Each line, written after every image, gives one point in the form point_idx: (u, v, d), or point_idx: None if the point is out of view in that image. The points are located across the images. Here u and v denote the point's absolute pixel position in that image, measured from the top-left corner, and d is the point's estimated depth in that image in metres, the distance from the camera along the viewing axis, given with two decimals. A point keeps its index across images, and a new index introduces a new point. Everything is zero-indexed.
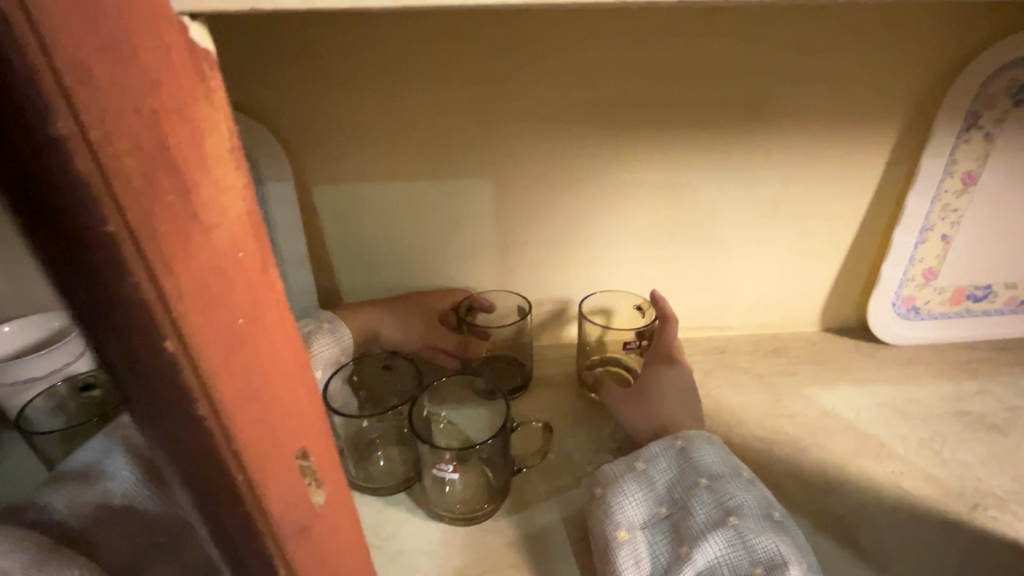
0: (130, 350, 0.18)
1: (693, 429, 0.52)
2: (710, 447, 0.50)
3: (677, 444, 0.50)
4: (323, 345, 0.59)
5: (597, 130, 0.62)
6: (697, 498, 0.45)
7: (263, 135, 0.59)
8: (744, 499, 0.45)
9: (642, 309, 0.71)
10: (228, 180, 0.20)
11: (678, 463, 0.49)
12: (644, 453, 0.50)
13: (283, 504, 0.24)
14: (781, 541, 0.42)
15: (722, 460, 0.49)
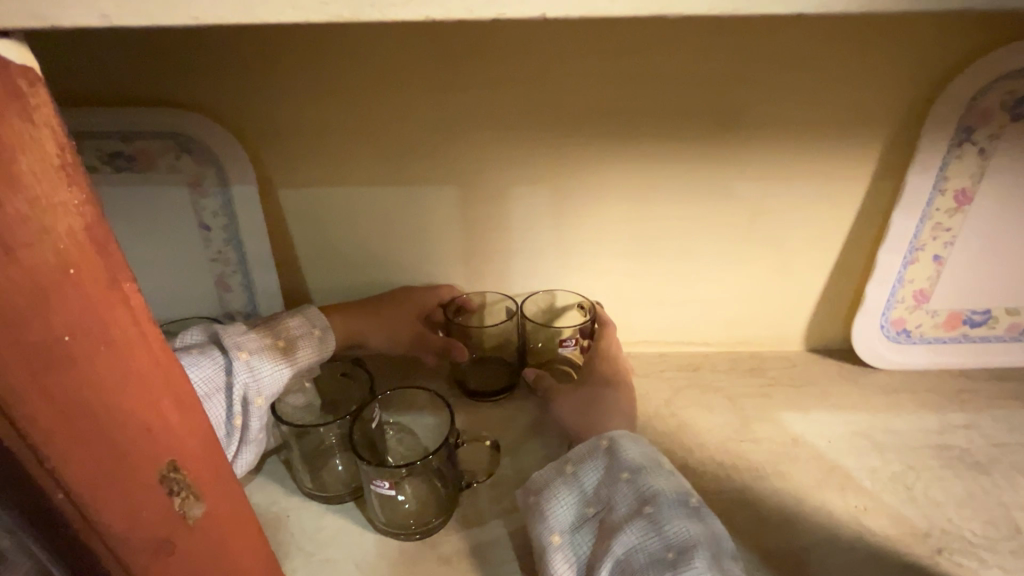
0: None
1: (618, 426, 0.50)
2: (635, 441, 0.48)
3: (602, 442, 0.48)
4: (306, 351, 0.58)
5: (566, 141, 0.60)
6: (619, 492, 0.44)
7: (225, 138, 0.59)
8: (662, 489, 0.43)
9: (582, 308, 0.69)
10: (54, 196, 0.20)
11: (602, 460, 0.47)
12: (572, 456, 0.48)
13: (120, 514, 0.25)
14: (695, 526, 0.41)
15: (647, 453, 0.47)
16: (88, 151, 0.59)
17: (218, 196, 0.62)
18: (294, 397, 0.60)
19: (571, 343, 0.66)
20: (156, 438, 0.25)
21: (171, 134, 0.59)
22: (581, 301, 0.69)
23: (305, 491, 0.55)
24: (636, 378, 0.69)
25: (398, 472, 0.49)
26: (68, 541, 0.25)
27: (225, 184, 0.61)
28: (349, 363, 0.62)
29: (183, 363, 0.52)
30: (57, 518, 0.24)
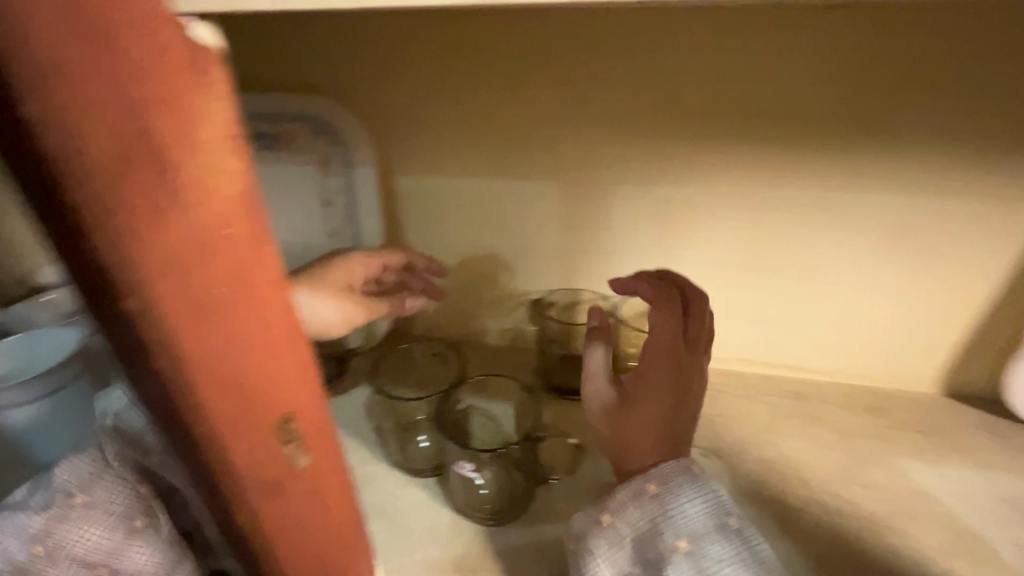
0: (104, 305, 0.22)
1: (667, 463, 0.45)
2: (693, 491, 0.43)
3: (652, 491, 0.43)
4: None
5: (683, 140, 0.57)
6: (674, 566, 0.40)
7: (355, 124, 0.64)
8: (728, 567, 0.40)
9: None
10: (219, 162, 0.22)
11: (652, 516, 0.42)
12: (613, 503, 0.44)
13: (245, 451, 0.27)
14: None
15: (707, 509, 0.42)
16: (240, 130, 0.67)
17: (342, 176, 0.67)
18: (392, 368, 0.64)
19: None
20: (276, 388, 0.27)
21: (309, 117, 0.65)
22: None
23: (389, 458, 0.58)
24: (734, 399, 0.65)
25: (479, 455, 0.50)
26: (198, 479, 0.28)
27: (349, 166, 0.66)
28: (443, 343, 0.65)
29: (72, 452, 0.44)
30: (193, 457, 0.27)
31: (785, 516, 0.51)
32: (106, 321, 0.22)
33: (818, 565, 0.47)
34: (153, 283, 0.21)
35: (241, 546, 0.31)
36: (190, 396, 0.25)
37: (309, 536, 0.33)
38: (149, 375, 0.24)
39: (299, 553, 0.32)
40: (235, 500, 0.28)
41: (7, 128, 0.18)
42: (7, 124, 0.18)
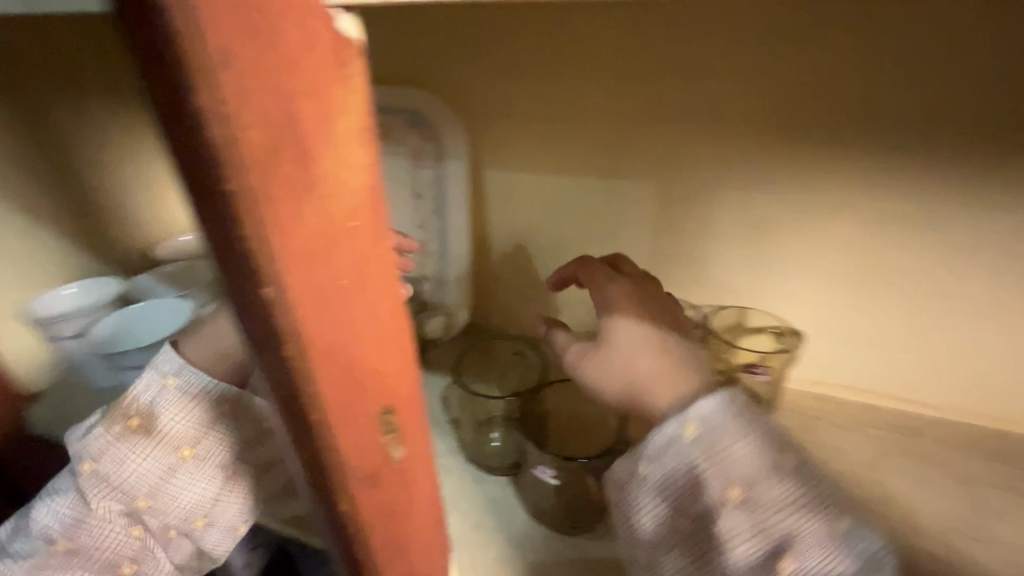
0: (242, 294, 0.22)
1: (705, 402, 0.39)
2: (740, 431, 0.38)
3: (692, 436, 0.39)
4: (180, 410, 0.45)
5: (799, 145, 0.53)
6: (727, 521, 0.36)
7: (450, 117, 0.64)
8: (790, 513, 0.36)
9: (780, 335, 0.61)
10: (350, 155, 0.22)
11: (695, 466, 0.38)
12: (646, 452, 0.40)
13: (351, 442, 0.27)
14: (837, 553, 0.35)
15: (759, 449, 0.38)
16: None
17: (431, 170, 0.66)
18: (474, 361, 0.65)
19: (764, 372, 0.59)
20: (381, 380, 0.28)
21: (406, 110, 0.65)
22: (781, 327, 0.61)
23: (464, 451, 0.59)
24: (830, 427, 0.60)
25: (561, 464, 0.49)
26: (307, 467, 0.28)
27: (441, 158, 0.66)
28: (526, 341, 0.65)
29: (63, 485, 0.48)
30: (306, 446, 0.27)
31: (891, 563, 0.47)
32: (242, 309, 0.22)
33: None
34: (288, 274, 0.21)
35: (340, 534, 0.31)
36: (311, 388, 0.25)
37: (398, 527, 0.33)
38: (273, 364, 0.24)
39: (391, 544, 0.33)
40: (341, 491, 0.29)
41: (169, 112, 0.17)
42: (173, 111, 0.17)
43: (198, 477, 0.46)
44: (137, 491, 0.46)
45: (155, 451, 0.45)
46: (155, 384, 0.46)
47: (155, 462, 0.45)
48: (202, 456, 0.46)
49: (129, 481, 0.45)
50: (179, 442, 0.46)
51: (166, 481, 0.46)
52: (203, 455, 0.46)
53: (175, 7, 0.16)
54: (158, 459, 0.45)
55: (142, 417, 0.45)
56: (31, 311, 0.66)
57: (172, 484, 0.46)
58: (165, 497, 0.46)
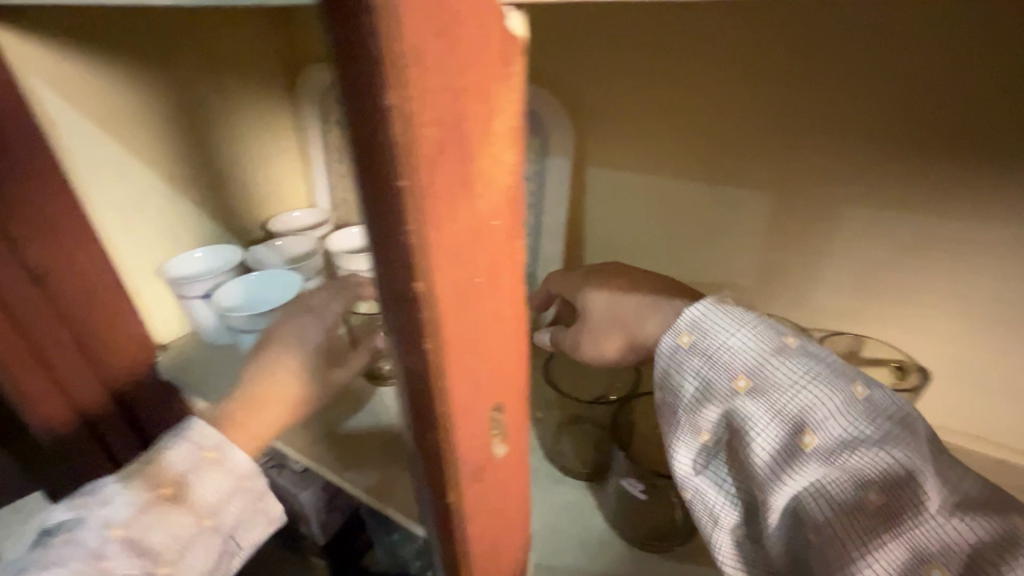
0: (393, 286, 0.22)
1: (690, 309, 0.42)
2: (730, 324, 0.40)
3: (688, 344, 0.41)
4: (215, 478, 0.44)
5: (944, 164, 0.47)
6: (744, 411, 0.37)
7: (559, 113, 0.63)
8: (800, 387, 0.36)
9: (900, 369, 0.55)
10: (502, 154, 0.22)
11: (697, 370, 0.40)
12: (659, 375, 0.43)
13: (466, 437, 0.28)
14: (857, 418, 0.34)
15: (754, 335, 0.39)
16: None
17: (534, 165, 0.65)
18: (561, 359, 0.63)
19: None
20: (498, 376, 0.28)
21: None
22: (902, 361, 0.54)
23: (545, 450, 0.58)
24: None
25: (651, 479, 0.47)
26: (421, 460, 0.29)
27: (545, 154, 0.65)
28: None
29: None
30: (425, 440, 0.27)
31: None
32: (389, 301, 0.23)
33: None
34: (438, 270, 0.21)
35: (442, 528, 0.32)
36: (439, 384, 0.25)
37: (492, 522, 0.33)
38: (408, 358, 0.24)
39: (485, 539, 0.33)
40: (450, 488, 0.29)
41: (358, 108, 0.18)
42: (362, 107, 0.18)
43: (211, 555, 0.42)
44: (154, 560, 0.39)
45: (183, 518, 0.41)
46: (192, 454, 0.44)
47: (174, 534, 0.41)
48: (222, 528, 0.44)
49: (136, 559, 0.39)
50: (201, 513, 0.43)
51: (186, 550, 0.41)
52: (224, 525, 0.44)
53: (381, 3, 0.16)
54: (180, 530, 0.41)
55: (175, 484, 0.42)
56: (163, 270, 0.73)
57: (197, 551, 0.42)
58: (186, 565, 0.41)
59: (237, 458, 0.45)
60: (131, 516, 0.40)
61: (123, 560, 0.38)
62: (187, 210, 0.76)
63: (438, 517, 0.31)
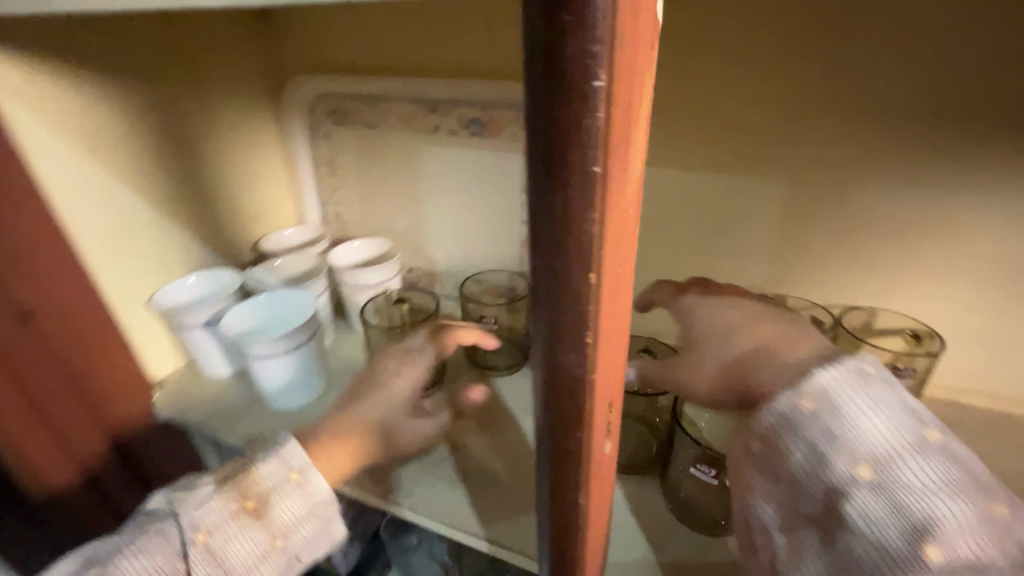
0: (562, 283, 0.21)
1: (823, 373, 0.38)
2: (866, 404, 0.36)
3: (810, 409, 0.37)
4: (295, 501, 0.42)
5: (945, 141, 0.51)
6: (857, 497, 0.34)
7: None
8: (934, 493, 0.33)
9: (916, 337, 0.59)
10: (643, 140, 0.22)
11: (814, 440, 0.36)
12: (761, 427, 0.39)
13: (602, 434, 0.27)
14: (985, 539, 0.32)
15: (891, 424, 0.36)
16: (454, 116, 0.71)
17: None
18: None
19: (908, 374, 0.57)
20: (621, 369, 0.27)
21: None
22: (918, 329, 0.58)
23: None
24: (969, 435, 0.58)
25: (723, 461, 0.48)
26: (548, 467, 0.28)
27: None
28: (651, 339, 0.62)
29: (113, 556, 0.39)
30: (559, 447, 0.26)
31: None
32: (550, 300, 0.21)
33: None
34: (612, 261, 0.21)
35: (561, 534, 0.31)
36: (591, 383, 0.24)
37: (601, 522, 0.32)
38: (561, 359, 0.23)
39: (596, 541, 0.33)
40: (580, 493, 0.28)
41: (553, 95, 0.17)
42: (567, 93, 0.17)
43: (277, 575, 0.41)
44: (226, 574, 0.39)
45: (258, 538, 0.41)
46: (280, 471, 0.43)
47: (247, 550, 0.40)
48: (292, 551, 0.42)
49: (207, 569, 0.39)
50: (275, 534, 0.41)
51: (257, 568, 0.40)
52: (296, 550, 0.42)
53: None
54: (254, 547, 0.40)
55: (256, 500, 0.41)
56: (156, 303, 0.67)
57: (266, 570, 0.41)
58: None
59: (318, 486, 0.43)
60: (208, 528, 0.40)
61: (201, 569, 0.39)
62: (174, 234, 0.71)
63: (558, 524, 0.30)
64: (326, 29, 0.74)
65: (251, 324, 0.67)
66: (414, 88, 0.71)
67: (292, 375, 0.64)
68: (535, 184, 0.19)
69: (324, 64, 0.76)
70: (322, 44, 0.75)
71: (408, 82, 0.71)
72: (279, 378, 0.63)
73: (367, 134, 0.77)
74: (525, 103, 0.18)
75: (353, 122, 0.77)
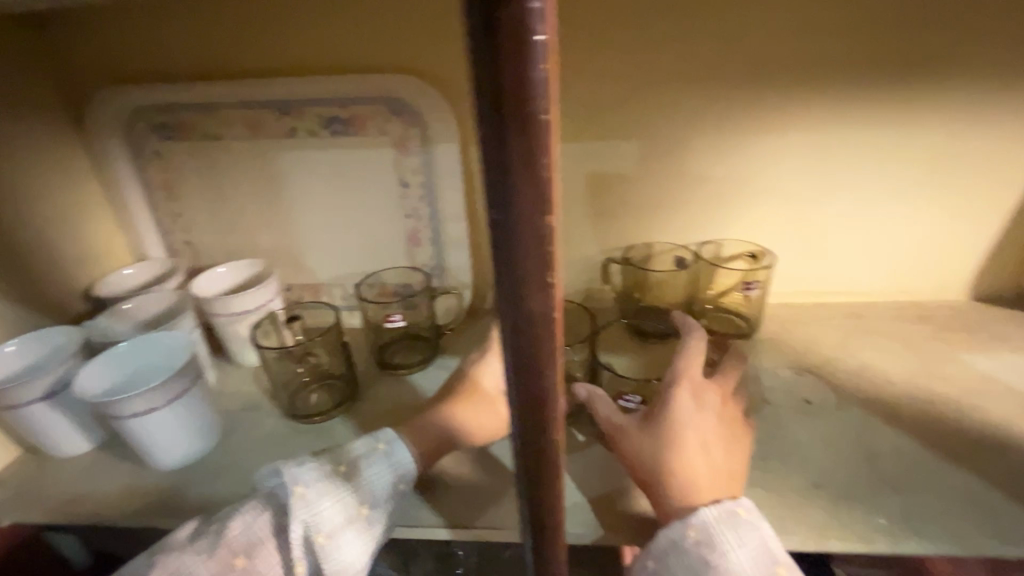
0: (522, 228, 0.22)
1: (705, 509, 0.44)
2: (738, 539, 0.42)
3: (694, 537, 0.43)
4: (378, 469, 0.51)
5: (745, 90, 0.63)
6: None
7: (434, 100, 0.64)
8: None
9: (754, 257, 0.71)
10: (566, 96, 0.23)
11: (699, 565, 0.42)
12: (656, 548, 0.45)
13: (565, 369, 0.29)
14: None
15: (753, 559, 0.42)
16: (309, 116, 0.67)
17: (420, 154, 0.68)
18: None
19: (754, 287, 0.70)
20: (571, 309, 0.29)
21: (385, 98, 0.65)
22: (755, 249, 0.71)
23: None
24: (807, 326, 0.71)
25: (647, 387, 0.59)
26: (520, 414, 0.30)
27: (428, 142, 0.67)
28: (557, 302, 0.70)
29: (236, 510, 0.47)
30: (529, 391, 0.28)
31: (885, 410, 0.58)
32: (512, 248, 0.23)
33: (928, 445, 0.54)
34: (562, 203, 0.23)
35: (537, 477, 0.33)
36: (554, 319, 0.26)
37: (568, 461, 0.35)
38: (527, 302, 0.24)
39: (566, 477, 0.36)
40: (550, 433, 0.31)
41: (497, 51, 0.19)
42: (510, 48, 0.18)
43: (362, 540, 0.47)
44: (322, 524, 0.45)
45: (348, 496, 0.47)
46: (368, 446, 0.53)
47: (337, 506, 0.47)
48: (373, 520, 0.48)
49: (304, 517, 0.45)
50: (361, 499, 0.48)
51: (344, 526, 0.46)
52: (377, 519, 0.48)
53: None
54: (342, 506, 0.47)
55: (349, 466, 0.50)
56: None
57: (351, 530, 0.46)
58: (343, 539, 0.46)
59: (401, 458, 0.53)
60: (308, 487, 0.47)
61: (302, 513, 0.45)
62: None
63: (532, 468, 0.33)
64: (133, 34, 0.65)
65: (115, 379, 0.57)
66: (257, 90, 0.65)
67: (178, 425, 0.56)
68: (489, 139, 0.21)
69: (137, 74, 0.67)
70: (130, 51, 0.66)
71: (248, 84, 0.65)
72: (161, 432, 0.55)
73: (207, 147, 0.69)
74: (470, 61, 0.19)
75: (188, 135, 0.69)
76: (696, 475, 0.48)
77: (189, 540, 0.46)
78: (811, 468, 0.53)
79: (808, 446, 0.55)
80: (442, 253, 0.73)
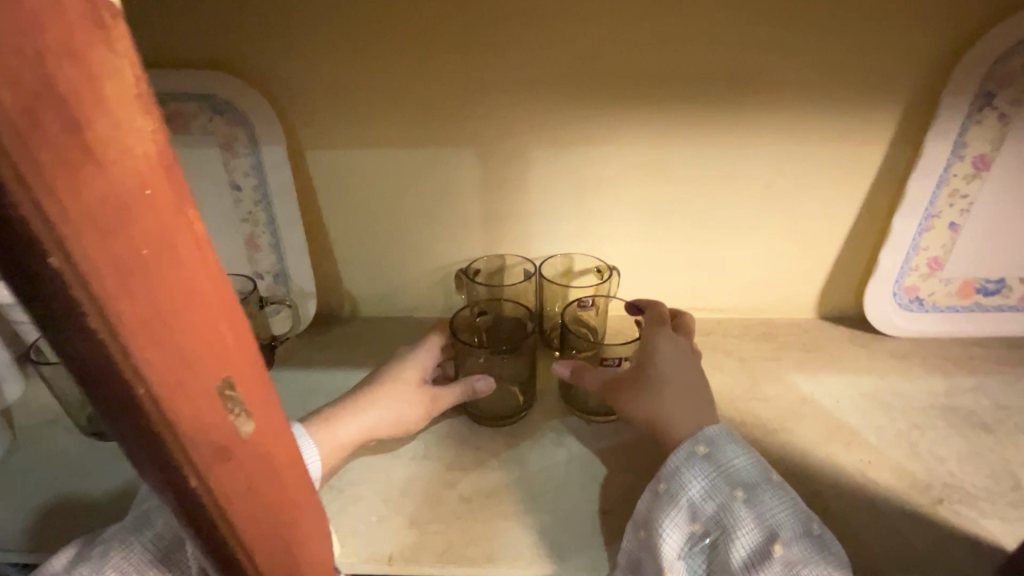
0: (21, 270, 0.20)
1: (710, 427, 0.47)
2: (737, 449, 0.46)
3: (702, 451, 0.45)
4: None
5: (583, 103, 0.62)
6: (737, 515, 0.41)
7: (261, 104, 0.62)
8: (785, 514, 0.42)
9: (601, 272, 0.71)
10: (129, 121, 0.20)
11: (709, 475, 0.44)
12: (667, 470, 0.45)
13: (191, 418, 0.25)
14: (816, 550, 0.40)
15: (751, 464, 0.45)
16: None
17: (249, 157, 0.65)
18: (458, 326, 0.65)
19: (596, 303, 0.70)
20: (216, 353, 0.26)
21: (206, 96, 0.62)
22: (600, 264, 0.71)
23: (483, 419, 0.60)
24: None
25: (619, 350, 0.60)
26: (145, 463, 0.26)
27: (256, 143, 0.64)
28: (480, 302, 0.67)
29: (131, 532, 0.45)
30: (140, 439, 0.25)
31: None
32: (27, 288, 0.20)
33: None
34: (77, 244, 0.20)
35: (197, 528, 0.29)
36: (131, 364, 0.23)
37: (262, 504, 0.31)
38: (79, 345, 0.22)
39: (271, 529, 0.32)
40: (203, 492, 0.27)
41: None
42: None
43: None
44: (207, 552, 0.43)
45: None
46: None
47: None
48: None
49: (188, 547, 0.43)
50: None
51: None
52: None
53: None
54: None
55: None
56: None
57: None
58: None
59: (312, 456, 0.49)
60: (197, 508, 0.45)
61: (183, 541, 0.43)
62: None
63: (200, 529, 0.29)
64: None
65: None
66: None
67: None
68: None
69: None
70: None
71: None
72: None
73: None
74: None
75: None
76: (690, 405, 0.50)
77: (69, 567, 0.44)
78: (605, 489, 0.53)
79: (610, 465, 0.55)
80: (283, 262, 0.71)
